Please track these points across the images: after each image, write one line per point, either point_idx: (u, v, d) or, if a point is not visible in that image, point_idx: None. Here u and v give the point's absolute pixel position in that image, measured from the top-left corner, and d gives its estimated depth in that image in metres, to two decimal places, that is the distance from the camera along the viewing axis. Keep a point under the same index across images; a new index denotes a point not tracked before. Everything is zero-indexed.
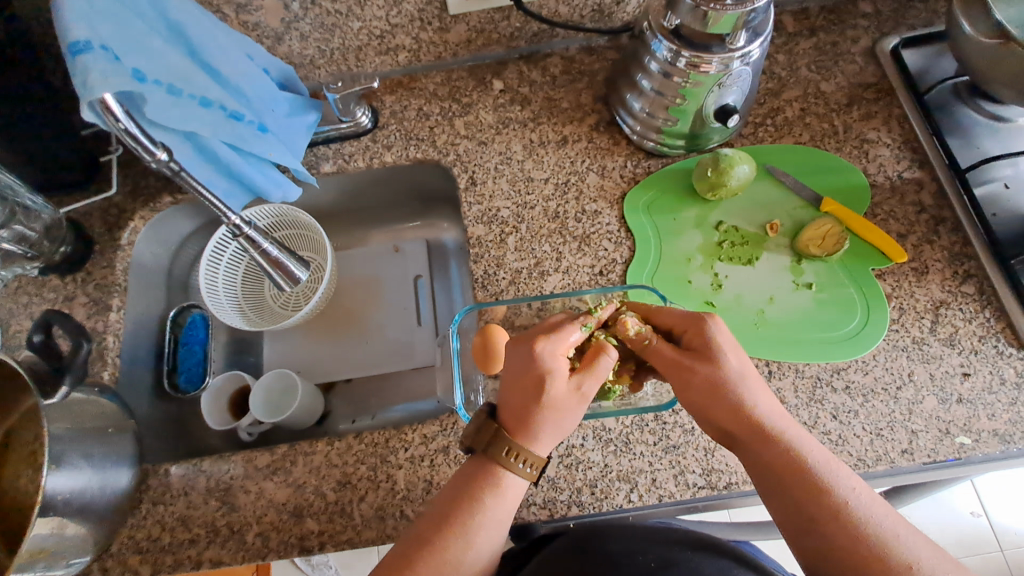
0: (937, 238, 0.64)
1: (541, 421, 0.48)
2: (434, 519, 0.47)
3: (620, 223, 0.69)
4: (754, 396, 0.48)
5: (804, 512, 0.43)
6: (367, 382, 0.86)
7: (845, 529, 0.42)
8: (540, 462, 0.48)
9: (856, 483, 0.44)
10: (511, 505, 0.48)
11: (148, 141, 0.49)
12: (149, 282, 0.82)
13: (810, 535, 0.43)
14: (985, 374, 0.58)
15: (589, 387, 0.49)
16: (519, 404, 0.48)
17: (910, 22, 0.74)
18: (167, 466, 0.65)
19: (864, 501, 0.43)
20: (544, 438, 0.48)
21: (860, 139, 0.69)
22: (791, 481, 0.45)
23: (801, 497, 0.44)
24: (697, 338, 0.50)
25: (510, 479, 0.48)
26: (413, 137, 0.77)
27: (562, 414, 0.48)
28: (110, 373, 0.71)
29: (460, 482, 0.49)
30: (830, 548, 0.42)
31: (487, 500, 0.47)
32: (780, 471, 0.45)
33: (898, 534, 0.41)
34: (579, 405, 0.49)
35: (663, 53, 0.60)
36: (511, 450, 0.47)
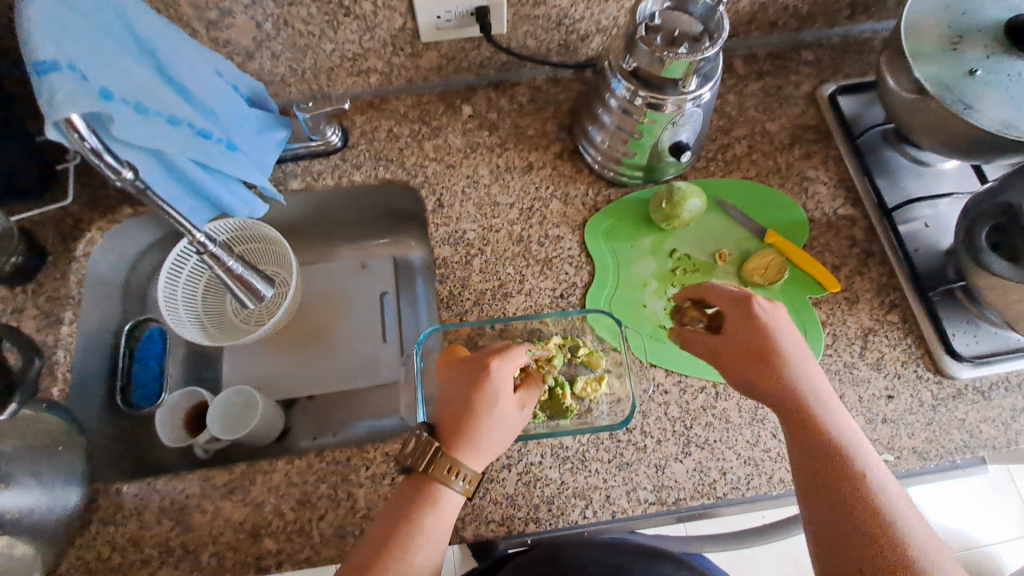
0: (866, 270, 0.70)
1: (484, 437, 0.54)
2: (377, 535, 0.50)
3: (581, 248, 0.72)
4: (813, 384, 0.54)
5: (823, 482, 0.50)
6: (329, 399, 0.86)
7: (856, 496, 0.48)
8: (474, 476, 0.53)
9: (870, 456, 0.51)
10: (448, 518, 0.52)
11: (113, 159, 0.49)
12: (105, 294, 0.80)
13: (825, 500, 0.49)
14: (906, 397, 0.64)
15: (527, 409, 0.57)
16: (465, 420, 0.54)
17: (846, 71, 0.81)
18: (118, 485, 0.63)
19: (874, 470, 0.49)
20: (480, 454, 0.54)
21: (800, 177, 0.74)
22: (813, 453, 0.51)
23: (820, 468, 0.50)
24: (749, 327, 0.56)
25: (447, 494, 0.52)
26: (382, 158, 0.79)
27: (502, 432, 0.55)
28: (60, 389, 0.69)
29: (400, 503, 0.52)
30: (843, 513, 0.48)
31: (423, 516, 0.51)
32: (805, 444, 0.52)
33: (896, 498, 0.48)
34: (515, 428, 0.56)
35: (622, 92, 0.64)
36: (449, 465, 0.52)
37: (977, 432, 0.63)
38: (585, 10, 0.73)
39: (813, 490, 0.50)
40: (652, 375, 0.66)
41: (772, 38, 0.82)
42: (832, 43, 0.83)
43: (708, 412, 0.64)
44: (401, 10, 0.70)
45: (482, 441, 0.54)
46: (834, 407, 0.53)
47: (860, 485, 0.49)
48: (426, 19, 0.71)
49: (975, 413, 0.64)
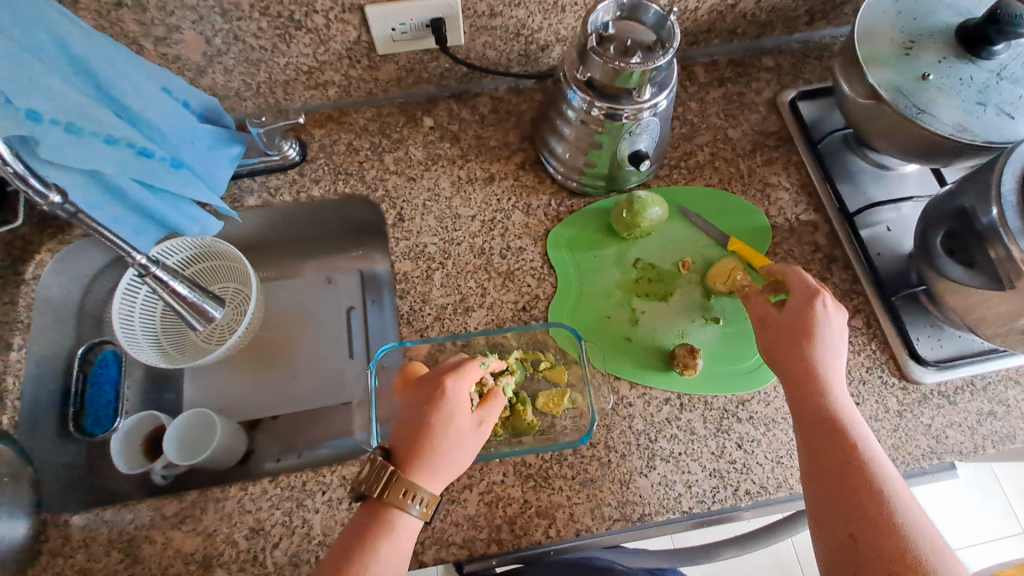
0: (830, 275, 0.69)
1: (441, 458, 0.52)
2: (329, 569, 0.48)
3: (543, 260, 0.71)
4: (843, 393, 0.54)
5: (841, 480, 0.49)
6: (294, 418, 0.84)
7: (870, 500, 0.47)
8: (431, 498, 0.51)
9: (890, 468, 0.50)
10: (406, 544, 0.50)
11: (38, 184, 0.49)
12: (57, 317, 0.77)
13: (839, 497, 0.48)
14: (871, 403, 0.63)
15: (487, 427, 0.55)
16: (421, 441, 0.52)
17: (806, 77, 0.82)
18: (66, 517, 0.61)
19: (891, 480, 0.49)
20: (438, 476, 0.52)
21: (763, 183, 0.74)
22: (833, 453, 0.51)
23: (839, 467, 0.50)
24: (800, 326, 0.57)
25: (404, 519, 0.50)
26: (341, 171, 0.77)
27: (462, 452, 0.53)
28: (9, 418, 0.67)
29: (353, 533, 0.49)
30: (851, 511, 0.47)
31: (378, 545, 0.48)
32: (827, 443, 0.51)
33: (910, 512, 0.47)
34: (475, 447, 0.55)
35: (578, 103, 0.63)
36: (404, 489, 0.49)
37: (943, 437, 0.62)
38: (542, 20, 0.73)
39: (826, 486, 0.50)
40: (616, 388, 0.64)
41: (733, 45, 0.83)
42: (792, 49, 0.84)
43: (673, 424, 0.63)
44: (354, 23, 0.69)
45: (440, 462, 0.52)
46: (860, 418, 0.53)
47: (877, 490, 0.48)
48: (380, 31, 0.70)
49: (941, 418, 0.63)
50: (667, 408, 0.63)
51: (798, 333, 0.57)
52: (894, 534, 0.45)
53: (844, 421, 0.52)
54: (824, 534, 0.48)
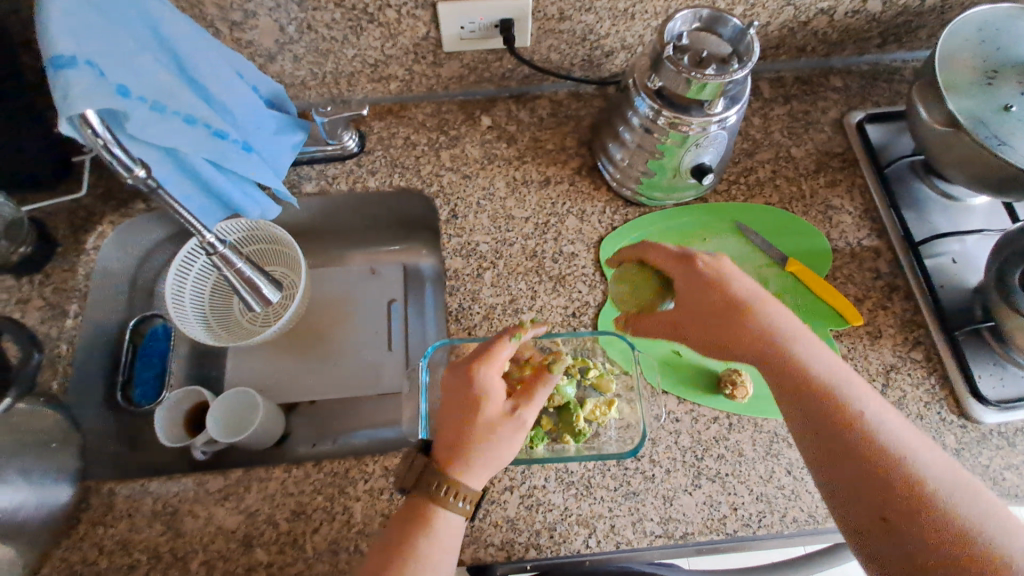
0: (891, 304, 0.67)
1: (485, 452, 0.51)
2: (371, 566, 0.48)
3: (596, 267, 0.70)
4: (780, 320, 0.55)
5: (829, 425, 0.50)
6: (331, 405, 0.85)
7: (858, 435, 0.48)
8: (474, 497, 0.51)
9: (873, 398, 0.51)
10: (449, 543, 0.49)
11: (128, 158, 0.49)
12: (112, 288, 0.79)
13: (836, 442, 0.49)
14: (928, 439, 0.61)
15: (525, 413, 0.53)
16: (461, 435, 0.52)
17: (875, 100, 0.80)
18: (112, 485, 0.62)
19: (874, 412, 0.49)
20: (480, 471, 0.51)
21: (824, 205, 0.73)
22: (804, 398, 0.51)
23: (816, 413, 0.50)
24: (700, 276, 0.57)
25: (446, 515, 0.50)
26: (398, 165, 0.78)
27: (503, 443, 0.52)
28: (59, 382, 0.69)
29: (398, 523, 0.50)
30: (844, 452, 0.48)
31: (421, 543, 0.48)
32: (802, 389, 0.52)
33: (908, 441, 0.48)
34: (515, 434, 0.53)
35: (645, 110, 0.62)
36: (449, 486, 0.50)
37: (1002, 480, 0.60)
38: (611, 26, 0.73)
39: (818, 434, 0.50)
40: (663, 402, 0.63)
41: (800, 63, 0.82)
42: (861, 70, 0.82)
43: (720, 443, 0.61)
44: (425, 19, 0.70)
45: (481, 455, 0.51)
46: (811, 338, 0.55)
47: (868, 426, 0.49)
48: (450, 29, 0.70)
49: (1000, 459, 0.61)
50: (715, 426, 0.62)
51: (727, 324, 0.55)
52: (852, 428, 0.49)
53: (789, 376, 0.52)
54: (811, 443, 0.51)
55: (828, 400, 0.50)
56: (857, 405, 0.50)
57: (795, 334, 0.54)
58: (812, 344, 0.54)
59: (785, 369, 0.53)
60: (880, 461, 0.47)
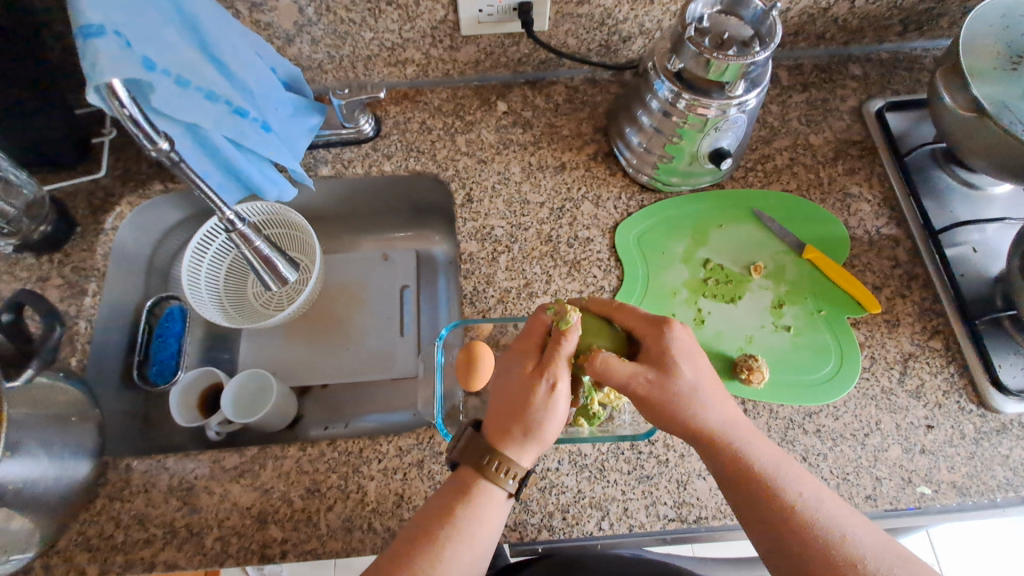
0: (909, 293, 0.67)
1: (532, 425, 0.48)
2: (413, 537, 0.46)
3: (611, 252, 0.70)
4: (709, 405, 0.49)
5: (761, 520, 0.45)
6: (343, 389, 0.85)
7: (798, 534, 0.43)
8: (524, 474, 0.49)
9: (807, 486, 0.46)
10: (493, 523, 0.48)
11: (150, 129, 0.49)
12: (129, 269, 0.80)
13: (771, 540, 0.44)
14: (947, 428, 0.60)
15: (558, 377, 0.49)
16: (506, 409, 0.49)
17: (895, 88, 0.79)
18: (128, 460, 0.62)
19: (811, 502, 0.45)
20: (530, 447, 0.49)
21: (842, 193, 0.72)
22: (743, 488, 0.46)
23: (763, 509, 0.45)
24: (658, 346, 0.51)
25: (494, 492, 0.48)
26: (413, 149, 0.78)
27: (546, 413, 0.49)
28: (78, 359, 0.69)
29: (446, 496, 0.48)
30: (787, 552, 0.43)
31: (467, 521, 0.46)
32: (727, 478, 0.47)
33: (855, 538, 0.43)
34: (559, 403, 0.49)
35: (665, 93, 0.61)
36: (500, 464, 0.47)
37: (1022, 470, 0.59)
38: (629, 11, 0.72)
39: (741, 502, 0.46)
40: None
41: (819, 50, 0.81)
42: (881, 58, 0.81)
43: None
44: (442, 2, 0.70)
45: (526, 428, 0.48)
46: (740, 424, 0.50)
47: (802, 520, 0.44)
48: (467, 12, 0.70)
49: (1020, 449, 0.60)
50: None
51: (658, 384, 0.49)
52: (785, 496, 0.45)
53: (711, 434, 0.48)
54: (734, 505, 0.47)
55: (765, 492, 0.46)
56: (786, 493, 0.45)
57: (710, 405, 0.49)
58: (734, 424, 0.49)
59: (711, 450, 0.49)
60: (794, 526, 0.44)
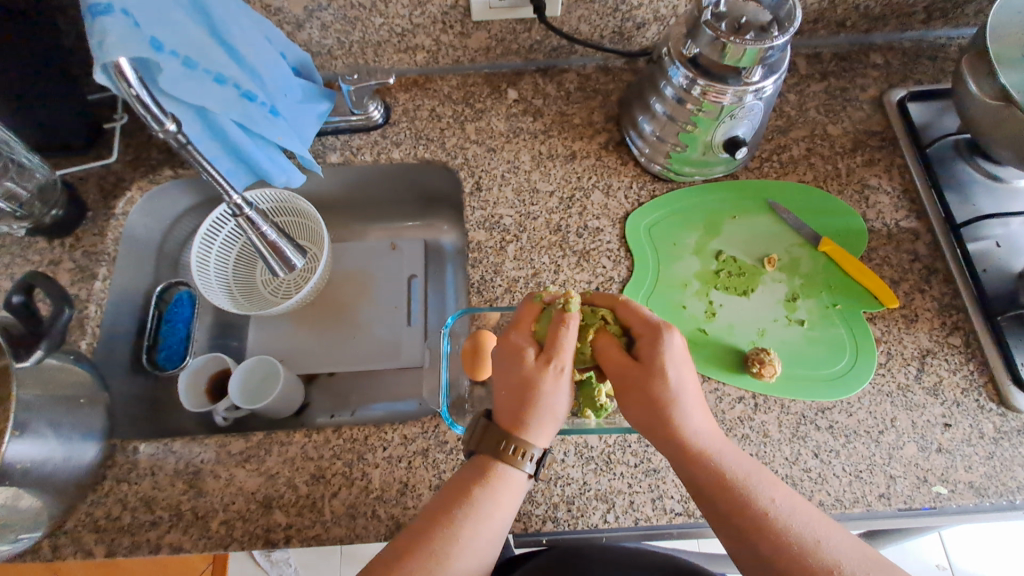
0: (928, 287, 0.65)
1: (544, 407, 0.48)
2: (431, 517, 0.46)
3: (621, 242, 0.69)
4: (690, 411, 0.48)
5: (733, 528, 0.43)
6: (349, 378, 0.85)
7: (771, 542, 0.42)
8: (541, 454, 0.48)
9: (783, 494, 0.44)
10: (512, 505, 0.47)
11: (158, 111, 0.50)
12: (139, 254, 0.80)
13: (744, 549, 0.42)
14: (965, 426, 0.59)
15: (561, 360, 0.49)
16: (514, 396, 0.49)
17: (918, 77, 0.77)
18: (136, 443, 0.63)
19: (786, 511, 0.43)
20: (545, 428, 0.48)
21: (861, 185, 0.70)
22: (716, 496, 0.44)
23: (736, 518, 0.43)
24: (648, 348, 0.49)
25: (511, 473, 0.47)
26: (422, 136, 0.77)
27: (557, 394, 0.49)
28: (88, 342, 0.69)
29: (462, 478, 0.48)
30: (758, 560, 0.42)
31: (486, 501, 0.46)
32: (702, 486, 0.46)
33: (829, 548, 0.41)
34: (567, 383, 0.49)
35: (679, 80, 0.60)
36: (517, 447, 0.47)
37: None
38: None
39: (711, 506, 0.45)
40: None
41: (839, 39, 0.79)
42: (903, 47, 0.79)
43: (745, 424, 0.59)
44: None
45: (540, 410, 0.48)
46: (717, 431, 0.48)
47: (775, 528, 0.42)
48: None
49: None
50: (741, 406, 0.60)
51: (643, 385, 0.48)
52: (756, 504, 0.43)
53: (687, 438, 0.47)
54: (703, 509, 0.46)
55: (738, 499, 0.44)
56: (760, 501, 0.44)
57: (690, 410, 0.48)
58: (712, 432, 0.48)
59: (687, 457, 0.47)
60: (763, 533, 0.42)
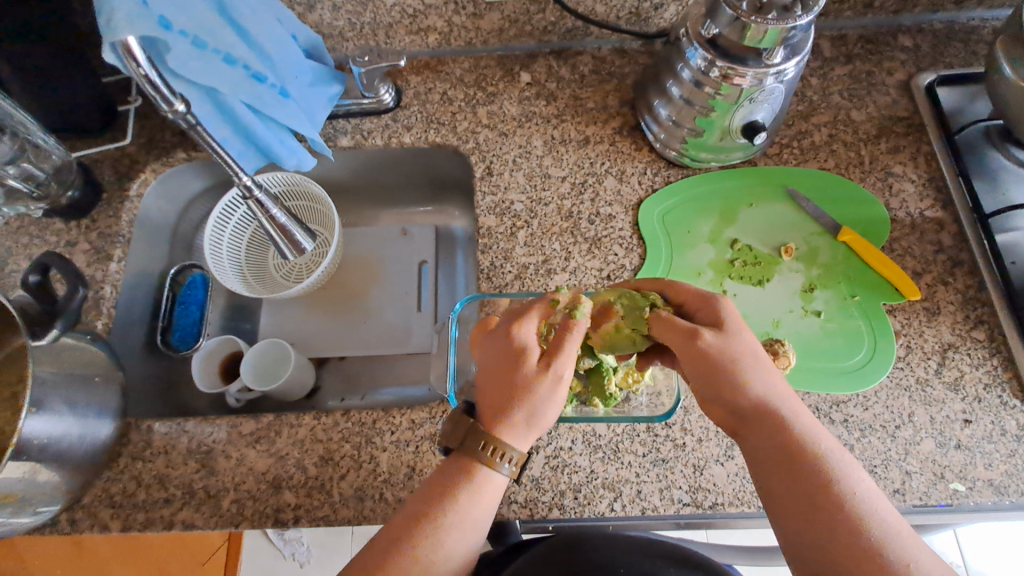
0: (952, 280, 0.63)
1: (533, 415, 0.46)
2: (407, 520, 0.45)
3: (633, 229, 0.68)
4: (766, 378, 0.46)
5: (807, 502, 0.41)
6: (360, 362, 0.85)
7: (848, 521, 0.39)
8: (520, 458, 0.47)
9: (860, 475, 0.42)
10: (490, 503, 0.47)
11: (166, 90, 0.50)
12: (154, 236, 0.81)
13: (815, 526, 0.40)
14: (986, 423, 0.57)
15: (563, 366, 0.46)
16: (503, 393, 0.47)
17: (948, 61, 0.74)
18: (151, 423, 0.64)
19: (866, 494, 0.41)
20: (527, 433, 0.47)
21: (884, 172, 0.68)
22: (788, 466, 0.42)
23: (810, 488, 0.41)
24: (712, 315, 0.48)
25: (489, 474, 0.46)
26: (433, 120, 0.76)
27: (550, 403, 0.46)
28: (103, 323, 0.70)
29: (445, 475, 0.47)
30: (830, 539, 0.39)
31: (462, 503, 0.45)
32: (775, 454, 0.43)
33: (908, 538, 0.39)
34: (563, 393, 0.47)
35: (697, 62, 0.58)
36: (490, 445, 0.45)
37: None
38: None
39: (782, 474, 0.43)
40: None
41: (866, 20, 0.76)
42: (934, 28, 0.76)
43: None
44: None
45: (529, 415, 0.46)
46: (793, 401, 0.46)
47: (854, 508, 0.40)
48: None
49: None
50: None
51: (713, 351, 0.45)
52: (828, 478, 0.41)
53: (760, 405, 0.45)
54: (769, 477, 0.43)
55: (812, 473, 0.42)
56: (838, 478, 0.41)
57: (763, 382, 0.45)
58: (789, 402, 0.45)
59: (760, 423, 0.45)
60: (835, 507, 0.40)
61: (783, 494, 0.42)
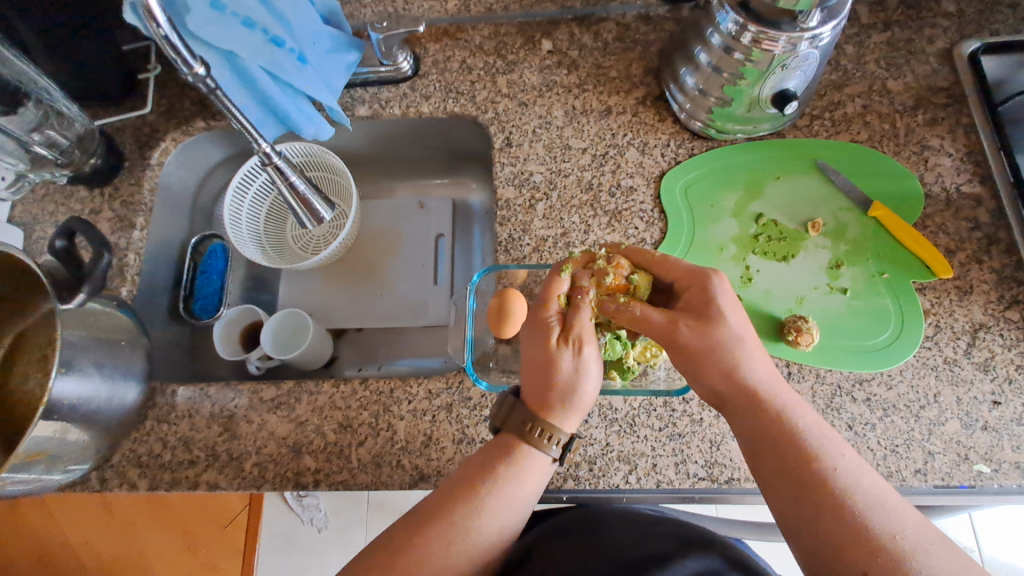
0: (987, 258, 0.61)
1: (574, 394, 0.48)
2: (453, 487, 0.46)
3: (655, 203, 0.66)
4: (749, 356, 0.45)
5: (789, 482, 0.41)
6: (376, 334, 0.86)
7: (829, 498, 0.39)
8: (567, 440, 0.48)
9: (844, 450, 0.42)
10: (535, 485, 0.47)
11: (186, 53, 0.50)
12: (174, 206, 0.82)
13: (797, 507, 0.40)
14: (1015, 405, 0.56)
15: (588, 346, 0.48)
16: (540, 375, 0.48)
17: (995, 27, 0.70)
18: (174, 387, 0.65)
19: (849, 470, 0.40)
20: (571, 413, 0.48)
21: (920, 145, 0.65)
22: (772, 446, 0.42)
23: (794, 469, 0.41)
24: (699, 294, 0.47)
25: (533, 455, 0.47)
26: (452, 89, 0.75)
27: (584, 380, 0.48)
28: (128, 289, 0.72)
29: (485, 454, 0.48)
30: (812, 517, 0.39)
31: (510, 479, 0.46)
32: (759, 437, 0.43)
33: (892, 510, 0.38)
34: (595, 370, 0.49)
35: (728, 26, 0.56)
36: (542, 429, 0.47)
37: None
38: None
39: (766, 456, 0.43)
40: None
41: None
42: None
43: None
44: None
45: (567, 397, 0.48)
46: (779, 382, 0.45)
47: (834, 485, 0.39)
48: None
49: None
50: None
51: (694, 337, 0.46)
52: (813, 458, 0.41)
53: (744, 388, 0.45)
54: (756, 459, 0.43)
55: (797, 452, 0.41)
56: (825, 457, 0.41)
57: (749, 361, 0.45)
58: (773, 382, 0.45)
59: (743, 404, 0.44)
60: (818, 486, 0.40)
61: (769, 475, 0.42)
